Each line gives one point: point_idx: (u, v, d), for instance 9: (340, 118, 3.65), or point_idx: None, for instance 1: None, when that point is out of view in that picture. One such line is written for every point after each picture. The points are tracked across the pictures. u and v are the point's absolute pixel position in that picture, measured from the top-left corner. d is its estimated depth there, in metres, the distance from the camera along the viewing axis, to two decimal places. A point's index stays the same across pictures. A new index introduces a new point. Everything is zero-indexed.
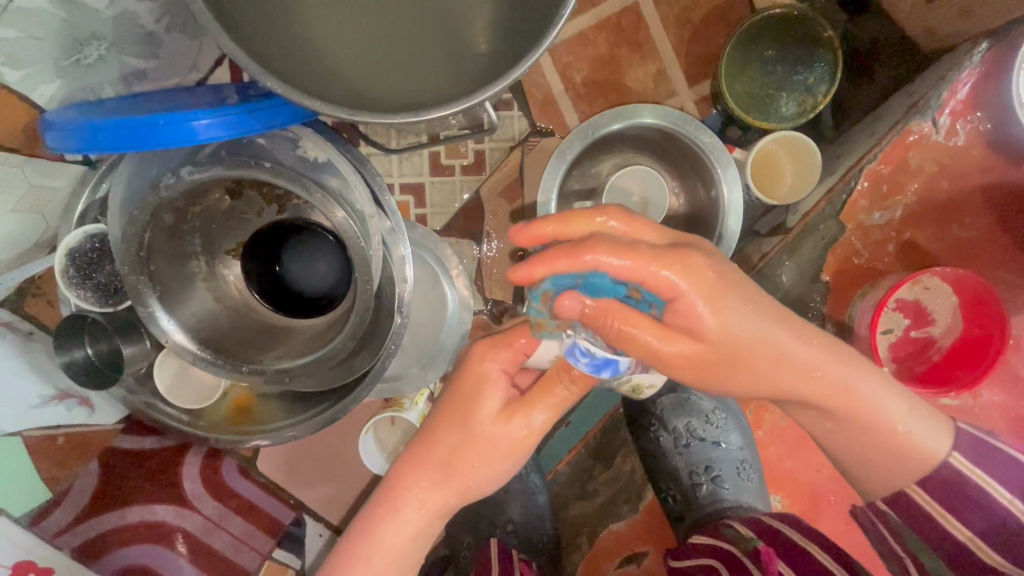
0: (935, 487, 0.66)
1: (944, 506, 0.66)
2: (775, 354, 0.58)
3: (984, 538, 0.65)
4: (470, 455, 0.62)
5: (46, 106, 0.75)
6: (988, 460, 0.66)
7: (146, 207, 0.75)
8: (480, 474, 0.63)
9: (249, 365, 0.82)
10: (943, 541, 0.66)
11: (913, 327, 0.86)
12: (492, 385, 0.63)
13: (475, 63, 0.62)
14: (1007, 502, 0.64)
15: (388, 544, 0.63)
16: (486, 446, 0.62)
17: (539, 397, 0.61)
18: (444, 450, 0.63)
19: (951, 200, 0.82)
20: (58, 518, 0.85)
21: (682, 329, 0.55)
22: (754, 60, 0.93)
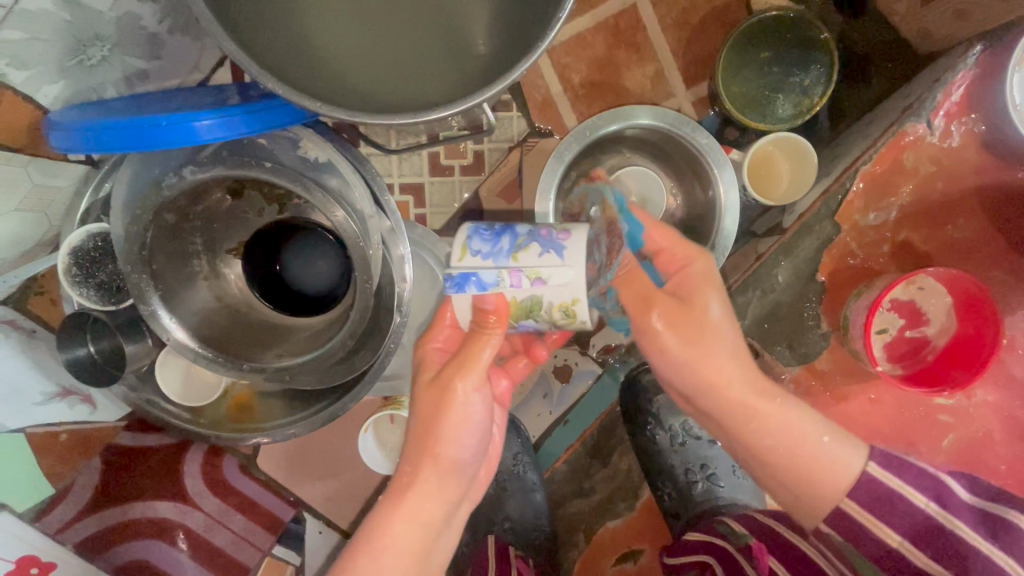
0: (858, 496, 0.62)
1: (876, 517, 0.61)
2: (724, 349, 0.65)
3: (908, 538, 0.60)
4: (434, 431, 0.62)
5: (50, 107, 0.76)
6: (900, 467, 0.62)
7: (149, 207, 0.77)
8: (451, 443, 0.63)
9: (250, 364, 0.83)
10: (874, 545, 0.61)
11: (907, 328, 0.87)
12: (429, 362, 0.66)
13: (473, 65, 0.63)
14: (923, 505, 0.60)
15: (398, 538, 0.62)
16: (441, 420, 0.62)
17: (462, 363, 0.62)
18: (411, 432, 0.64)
19: (945, 202, 0.83)
20: (60, 514, 0.86)
21: (665, 307, 0.65)
22: (751, 62, 0.94)
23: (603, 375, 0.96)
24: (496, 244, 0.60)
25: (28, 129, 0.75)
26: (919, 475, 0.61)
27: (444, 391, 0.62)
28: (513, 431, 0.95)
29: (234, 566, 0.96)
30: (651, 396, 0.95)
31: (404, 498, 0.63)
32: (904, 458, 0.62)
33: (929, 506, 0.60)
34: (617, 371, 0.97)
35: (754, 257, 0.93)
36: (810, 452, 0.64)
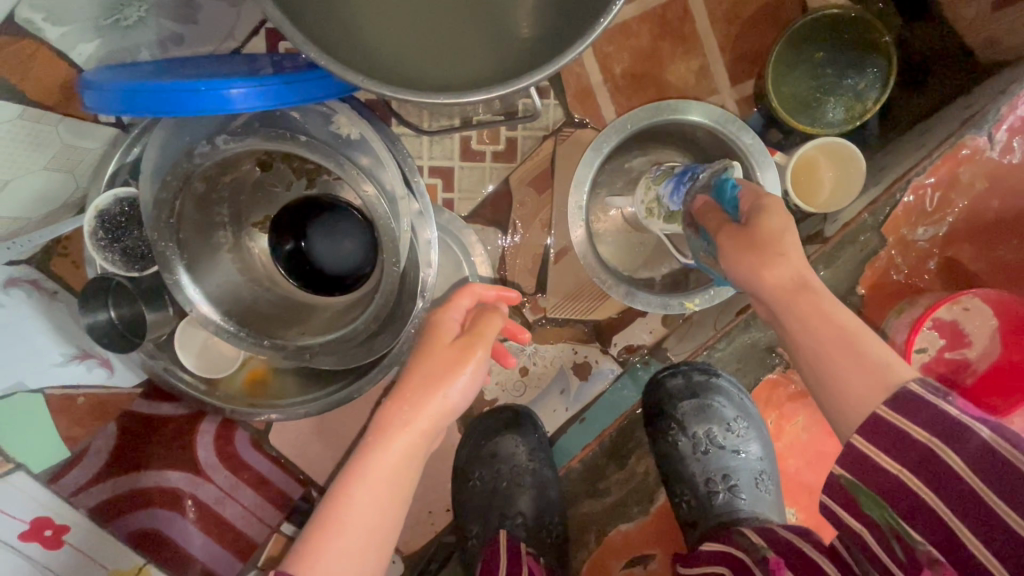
0: (874, 426, 0.51)
1: (890, 452, 0.50)
2: (796, 267, 0.57)
3: (912, 470, 0.50)
4: (430, 384, 0.62)
5: (84, 65, 0.75)
6: (913, 407, 0.50)
7: (180, 172, 0.73)
8: (445, 394, 0.62)
9: (271, 340, 0.80)
10: (891, 487, 0.51)
11: (948, 349, 0.81)
12: (446, 326, 0.68)
13: (516, 47, 0.60)
14: (924, 438, 0.49)
15: (376, 479, 0.58)
16: (440, 375, 0.62)
17: (478, 338, 0.65)
18: (413, 379, 0.62)
19: (1015, 215, 0.77)
20: (75, 477, 0.82)
21: (733, 228, 0.60)
22: (805, 61, 0.89)
23: (623, 375, 0.98)
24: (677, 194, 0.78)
25: (61, 87, 0.75)
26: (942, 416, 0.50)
27: (461, 353, 0.63)
28: (530, 427, 0.94)
29: (242, 542, 0.94)
30: (676, 400, 0.89)
31: (382, 434, 0.60)
32: (930, 400, 0.50)
33: (930, 441, 0.49)
34: (639, 374, 0.98)
35: None
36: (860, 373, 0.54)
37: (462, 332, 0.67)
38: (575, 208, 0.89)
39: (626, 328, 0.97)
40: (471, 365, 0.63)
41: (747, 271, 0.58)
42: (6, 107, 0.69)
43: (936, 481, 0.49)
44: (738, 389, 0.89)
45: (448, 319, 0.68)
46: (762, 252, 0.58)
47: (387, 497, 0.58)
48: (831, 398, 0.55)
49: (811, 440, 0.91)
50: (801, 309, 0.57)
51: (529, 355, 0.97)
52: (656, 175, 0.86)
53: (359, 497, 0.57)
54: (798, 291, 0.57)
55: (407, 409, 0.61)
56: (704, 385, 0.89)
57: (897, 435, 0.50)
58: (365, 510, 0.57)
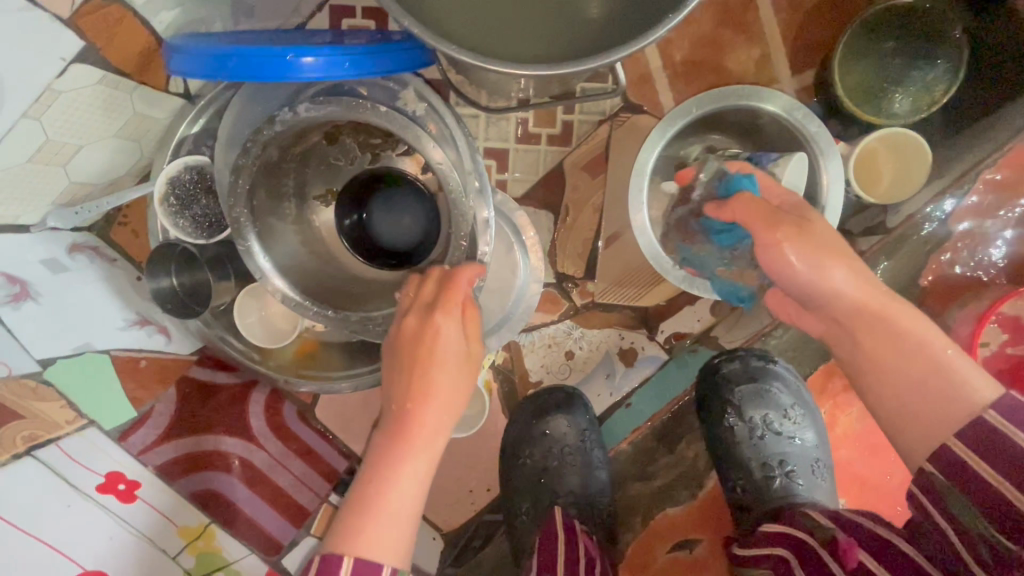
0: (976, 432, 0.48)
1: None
2: (834, 257, 0.60)
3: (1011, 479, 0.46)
4: (450, 380, 0.65)
5: (163, 34, 0.77)
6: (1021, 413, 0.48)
7: (258, 139, 0.74)
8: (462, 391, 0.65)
9: (336, 311, 0.81)
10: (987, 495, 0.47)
11: (1010, 344, 0.79)
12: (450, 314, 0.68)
13: (597, 27, 0.62)
14: None
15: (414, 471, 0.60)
16: (460, 372, 0.66)
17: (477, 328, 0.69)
18: (428, 376, 0.64)
19: None
20: (142, 437, 0.83)
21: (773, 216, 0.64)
22: (873, 52, 0.87)
23: (670, 363, 0.98)
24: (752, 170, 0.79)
25: (140, 55, 0.76)
26: None
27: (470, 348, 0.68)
28: (580, 408, 0.95)
29: (295, 509, 0.94)
30: (733, 385, 0.89)
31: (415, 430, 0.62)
32: None
33: None
34: (686, 360, 0.98)
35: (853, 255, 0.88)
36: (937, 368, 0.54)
37: (461, 334, 0.67)
38: (635, 192, 0.87)
39: (675, 314, 0.97)
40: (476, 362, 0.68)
41: (784, 255, 0.61)
42: (91, 72, 0.71)
43: None
44: (794, 376, 0.90)
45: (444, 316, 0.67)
46: (829, 251, 0.60)
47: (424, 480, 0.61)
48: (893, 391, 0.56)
49: (863, 430, 0.92)
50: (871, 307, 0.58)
51: (578, 338, 0.98)
52: (720, 161, 0.89)
53: (403, 488, 0.59)
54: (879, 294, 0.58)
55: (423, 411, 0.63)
56: (762, 370, 0.89)
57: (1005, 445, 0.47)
58: (409, 500, 0.60)
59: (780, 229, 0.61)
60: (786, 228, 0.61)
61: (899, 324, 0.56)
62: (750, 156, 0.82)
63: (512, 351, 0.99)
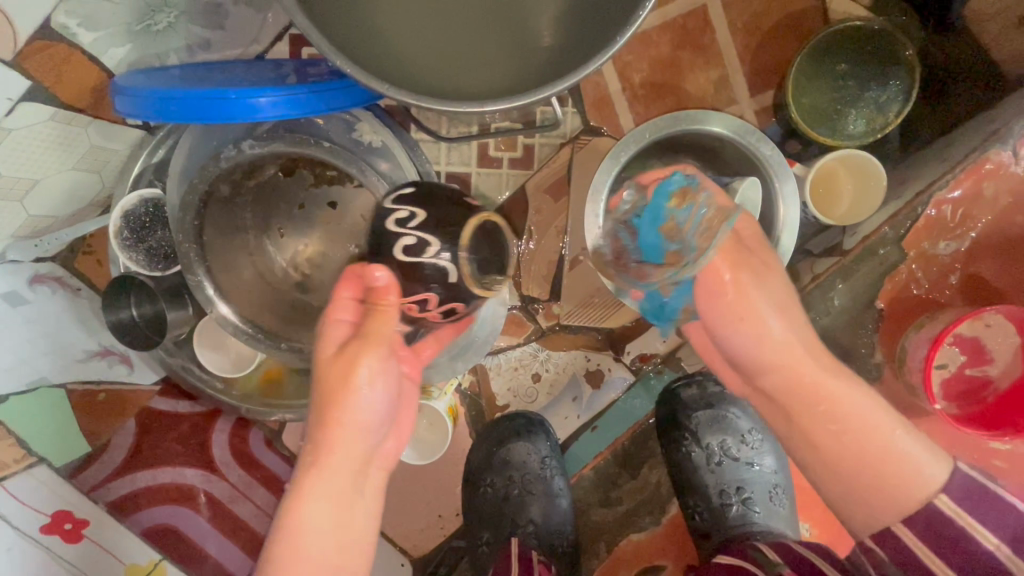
0: (922, 528, 0.60)
1: (972, 514, 0.58)
2: (759, 289, 0.67)
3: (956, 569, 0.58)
4: (330, 412, 0.59)
5: (114, 70, 0.76)
6: (983, 509, 0.59)
7: (206, 176, 0.78)
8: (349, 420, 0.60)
9: (288, 343, 0.84)
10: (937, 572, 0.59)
11: (970, 365, 0.81)
12: (334, 323, 0.61)
13: (538, 58, 0.61)
14: (992, 547, 0.58)
15: (310, 525, 0.58)
16: (336, 397, 0.59)
17: (367, 341, 0.59)
18: (317, 414, 0.60)
19: None
20: (94, 473, 0.88)
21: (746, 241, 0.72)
22: (826, 72, 0.89)
23: (637, 383, 0.97)
24: None
25: (93, 90, 0.76)
26: (1005, 521, 0.59)
27: (351, 369, 0.59)
28: (542, 434, 0.95)
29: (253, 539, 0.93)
30: (691, 411, 0.90)
31: (304, 481, 0.59)
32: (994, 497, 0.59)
33: (999, 549, 0.58)
34: (651, 384, 0.97)
35: (810, 278, 0.89)
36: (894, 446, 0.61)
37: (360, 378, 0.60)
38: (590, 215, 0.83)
39: (640, 337, 0.96)
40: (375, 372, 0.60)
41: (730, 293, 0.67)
42: (39, 110, 0.71)
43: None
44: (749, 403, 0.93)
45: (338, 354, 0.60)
46: (771, 303, 0.67)
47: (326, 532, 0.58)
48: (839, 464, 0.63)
49: None
50: (804, 385, 0.64)
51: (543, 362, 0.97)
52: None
53: (306, 543, 0.58)
54: (808, 371, 0.64)
55: (322, 454, 0.59)
56: (719, 396, 0.91)
57: (952, 537, 0.59)
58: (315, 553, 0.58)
59: (734, 269, 0.67)
60: (739, 271, 0.67)
61: (832, 393, 0.63)
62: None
63: (477, 375, 0.99)
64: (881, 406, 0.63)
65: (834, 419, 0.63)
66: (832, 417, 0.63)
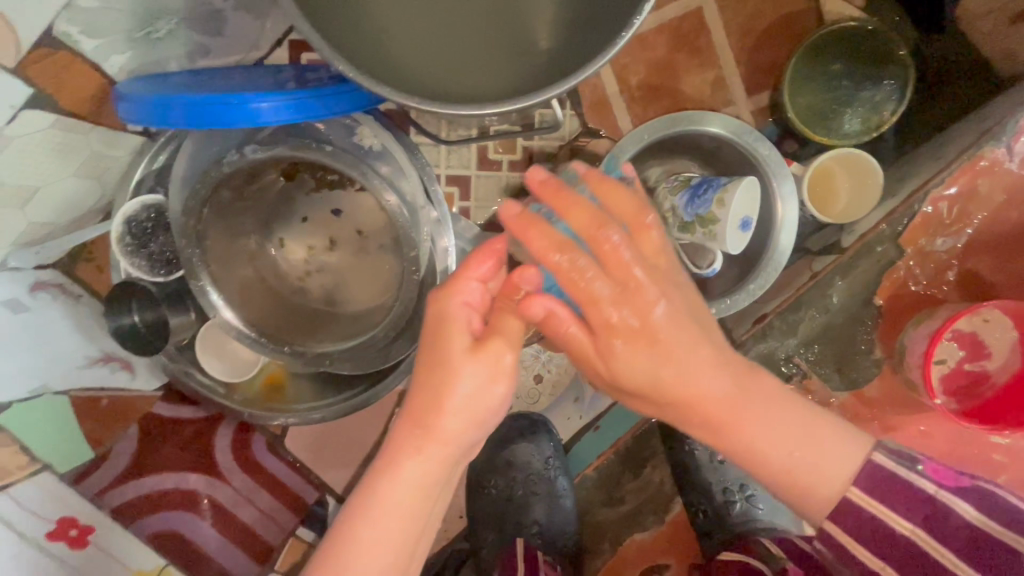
0: (845, 523, 0.59)
1: (886, 505, 0.58)
2: (685, 344, 0.54)
3: (888, 560, 0.59)
4: (436, 402, 0.53)
5: (115, 77, 0.76)
6: (894, 490, 0.58)
7: (208, 180, 0.76)
8: (452, 410, 0.53)
9: (292, 347, 0.83)
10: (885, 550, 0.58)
11: (967, 360, 0.82)
12: (455, 327, 0.54)
13: (535, 60, 0.62)
14: (912, 532, 0.58)
15: (391, 508, 0.54)
16: (445, 391, 0.53)
17: (494, 331, 0.54)
18: (420, 395, 0.54)
19: None
20: (100, 477, 0.88)
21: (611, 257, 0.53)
22: (822, 72, 0.90)
23: None
24: (701, 201, 0.78)
25: (94, 97, 0.77)
26: (915, 503, 0.58)
27: (460, 359, 0.53)
28: (544, 434, 0.95)
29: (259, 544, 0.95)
30: None
31: (397, 462, 0.54)
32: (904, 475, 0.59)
33: (916, 533, 0.58)
34: None
35: (809, 275, 0.90)
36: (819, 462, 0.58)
37: (471, 386, 0.53)
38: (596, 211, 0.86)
39: None
40: (496, 375, 0.54)
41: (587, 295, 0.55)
42: (40, 117, 0.71)
43: (906, 566, 0.58)
44: None
45: (460, 353, 0.53)
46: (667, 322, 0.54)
47: (404, 527, 0.55)
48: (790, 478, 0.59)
49: None
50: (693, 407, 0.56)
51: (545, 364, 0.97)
52: (671, 186, 0.86)
53: (377, 528, 0.54)
54: (724, 405, 0.56)
55: (425, 437, 0.54)
56: None
57: (871, 526, 0.59)
58: (384, 542, 0.54)
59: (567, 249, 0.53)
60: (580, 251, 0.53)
61: (744, 426, 0.56)
62: (701, 180, 0.81)
63: None
64: (787, 418, 0.58)
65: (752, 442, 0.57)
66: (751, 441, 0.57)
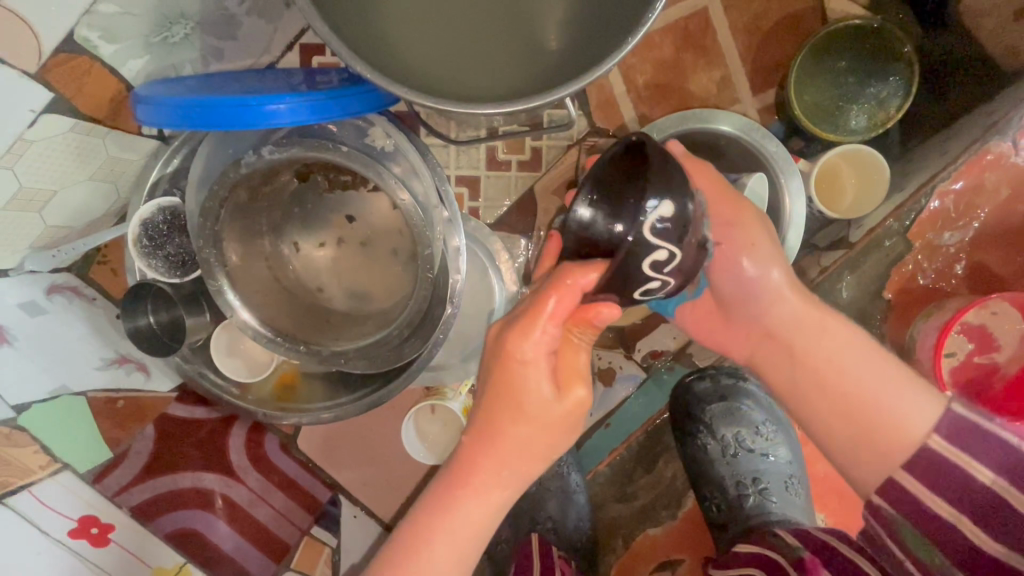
0: (919, 471, 0.57)
1: (966, 451, 0.54)
2: (781, 274, 0.72)
3: (963, 512, 0.53)
4: (508, 430, 0.59)
5: (132, 82, 0.77)
6: (971, 441, 0.55)
7: (226, 182, 0.78)
8: (527, 437, 0.59)
9: (307, 346, 0.85)
10: (960, 493, 0.53)
11: (977, 353, 0.82)
12: (535, 368, 0.56)
13: (549, 60, 0.63)
14: (989, 481, 0.52)
15: (460, 519, 0.61)
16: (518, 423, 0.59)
17: (566, 376, 0.58)
18: (491, 419, 0.60)
19: None
20: (118, 477, 0.90)
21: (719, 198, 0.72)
22: (826, 70, 0.92)
23: (649, 382, 0.96)
24: None
25: (112, 102, 0.77)
26: (997, 455, 0.53)
27: (538, 404, 0.58)
28: None
29: (275, 543, 0.96)
30: (703, 403, 0.92)
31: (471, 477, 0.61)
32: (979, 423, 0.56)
33: (994, 483, 0.52)
34: (663, 380, 0.97)
35: (818, 270, 0.91)
36: (888, 414, 0.62)
37: (552, 383, 0.58)
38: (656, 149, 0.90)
39: (652, 333, 0.93)
40: (568, 420, 0.59)
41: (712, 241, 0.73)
42: (58, 122, 0.72)
43: (984, 517, 0.52)
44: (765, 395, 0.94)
45: (542, 353, 0.56)
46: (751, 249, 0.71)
47: (478, 529, 0.62)
48: (873, 418, 0.63)
49: None
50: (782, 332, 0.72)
51: None
52: None
53: (450, 531, 0.61)
54: (788, 327, 0.71)
55: (491, 454, 0.60)
56: (731, 389, 0.93)
57: (945, 477, 0.54)
58: (455, 538, 0.61)
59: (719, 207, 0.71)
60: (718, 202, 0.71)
61: (830, 343, 0.69)
62: None
63: None
64: (879, 365, 0.66)
65: (818, 370, 0.68)
66: (818, 368, 0.68)
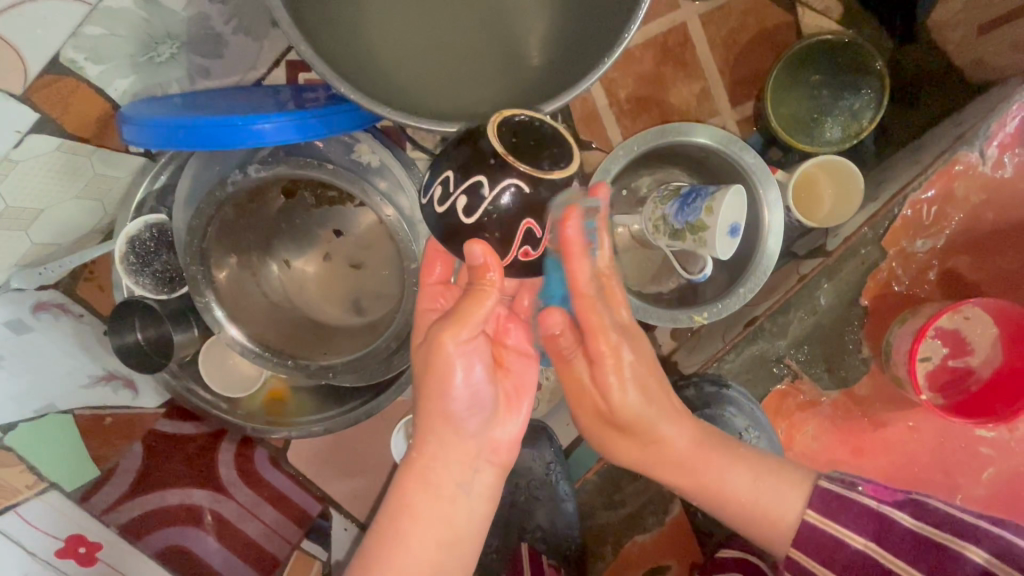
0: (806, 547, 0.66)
1: (837, 522, 0.65)
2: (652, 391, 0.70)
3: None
4: (447, 415, 0.60)
5: (119, 101, 0.78)
6: (839, 508, 0.65)
7: (213, 200, 0.79)
8: (454, 413, 0.60)
9: (294, 360, 0.86)
10: (843, 558, 0.64)
11: (951, 356, 0.85)
12: (444, 368, 0.59)
13: (531, 76, 0.65)
14: (860, 545, 0.64)
15: (422, 520, 0.60)
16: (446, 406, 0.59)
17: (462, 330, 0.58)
18: (423, 410, 0.60)
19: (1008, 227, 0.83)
20: (106, 494, 0.89)
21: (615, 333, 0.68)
22: (802, 83, 0.94)
23: None
24: (692, 208, 0.80)
25: (99, 121, 0.78)
26: (862, 519, 0.64)
27: (443, 373, 0.58)
28: (545, 440, 1.01)
29: (265, 559, 0.96)
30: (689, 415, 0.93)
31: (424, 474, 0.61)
32: (841, 491, 0.66)
33: (862, 544, 0.64)
34: None
35: (796, 278, 0.92)
36: (765, 504, 0.69)
37: (475, 365, 0.60)
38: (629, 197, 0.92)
39: None
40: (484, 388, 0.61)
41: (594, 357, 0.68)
42: (45, 142, 0.72)
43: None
44: (749, 400, 0.90)
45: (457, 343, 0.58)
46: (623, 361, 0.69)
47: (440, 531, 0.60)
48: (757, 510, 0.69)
49: None
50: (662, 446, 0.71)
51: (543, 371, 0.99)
52: (661, 196, 0.88)
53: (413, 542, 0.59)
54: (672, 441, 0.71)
55: (442, 452, 0.61)
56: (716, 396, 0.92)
57: (824, 548, 0.65)
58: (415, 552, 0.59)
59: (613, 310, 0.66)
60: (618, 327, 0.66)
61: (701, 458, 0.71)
62: (691, 189, 0.83)
63: None
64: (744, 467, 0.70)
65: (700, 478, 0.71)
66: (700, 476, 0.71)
